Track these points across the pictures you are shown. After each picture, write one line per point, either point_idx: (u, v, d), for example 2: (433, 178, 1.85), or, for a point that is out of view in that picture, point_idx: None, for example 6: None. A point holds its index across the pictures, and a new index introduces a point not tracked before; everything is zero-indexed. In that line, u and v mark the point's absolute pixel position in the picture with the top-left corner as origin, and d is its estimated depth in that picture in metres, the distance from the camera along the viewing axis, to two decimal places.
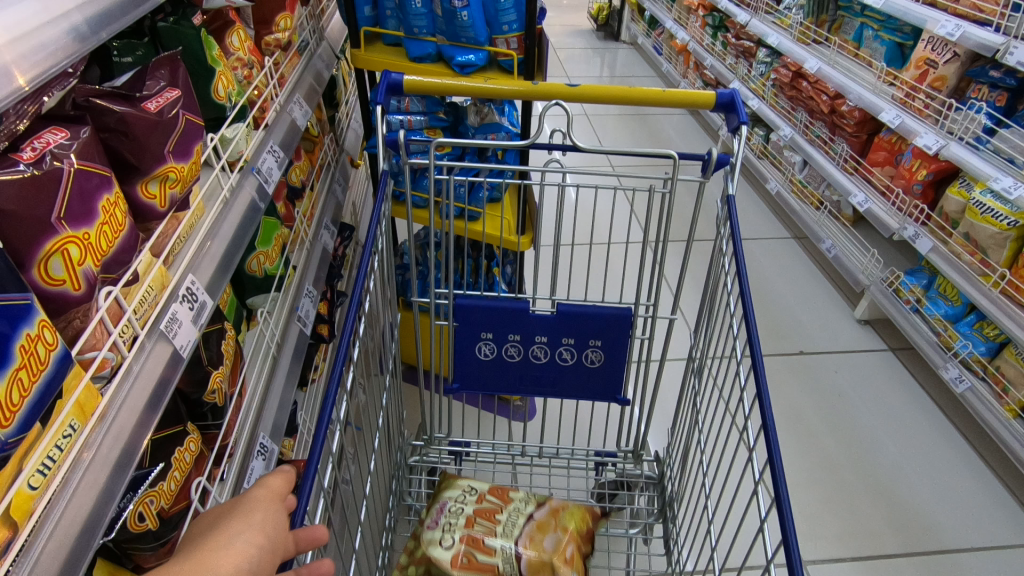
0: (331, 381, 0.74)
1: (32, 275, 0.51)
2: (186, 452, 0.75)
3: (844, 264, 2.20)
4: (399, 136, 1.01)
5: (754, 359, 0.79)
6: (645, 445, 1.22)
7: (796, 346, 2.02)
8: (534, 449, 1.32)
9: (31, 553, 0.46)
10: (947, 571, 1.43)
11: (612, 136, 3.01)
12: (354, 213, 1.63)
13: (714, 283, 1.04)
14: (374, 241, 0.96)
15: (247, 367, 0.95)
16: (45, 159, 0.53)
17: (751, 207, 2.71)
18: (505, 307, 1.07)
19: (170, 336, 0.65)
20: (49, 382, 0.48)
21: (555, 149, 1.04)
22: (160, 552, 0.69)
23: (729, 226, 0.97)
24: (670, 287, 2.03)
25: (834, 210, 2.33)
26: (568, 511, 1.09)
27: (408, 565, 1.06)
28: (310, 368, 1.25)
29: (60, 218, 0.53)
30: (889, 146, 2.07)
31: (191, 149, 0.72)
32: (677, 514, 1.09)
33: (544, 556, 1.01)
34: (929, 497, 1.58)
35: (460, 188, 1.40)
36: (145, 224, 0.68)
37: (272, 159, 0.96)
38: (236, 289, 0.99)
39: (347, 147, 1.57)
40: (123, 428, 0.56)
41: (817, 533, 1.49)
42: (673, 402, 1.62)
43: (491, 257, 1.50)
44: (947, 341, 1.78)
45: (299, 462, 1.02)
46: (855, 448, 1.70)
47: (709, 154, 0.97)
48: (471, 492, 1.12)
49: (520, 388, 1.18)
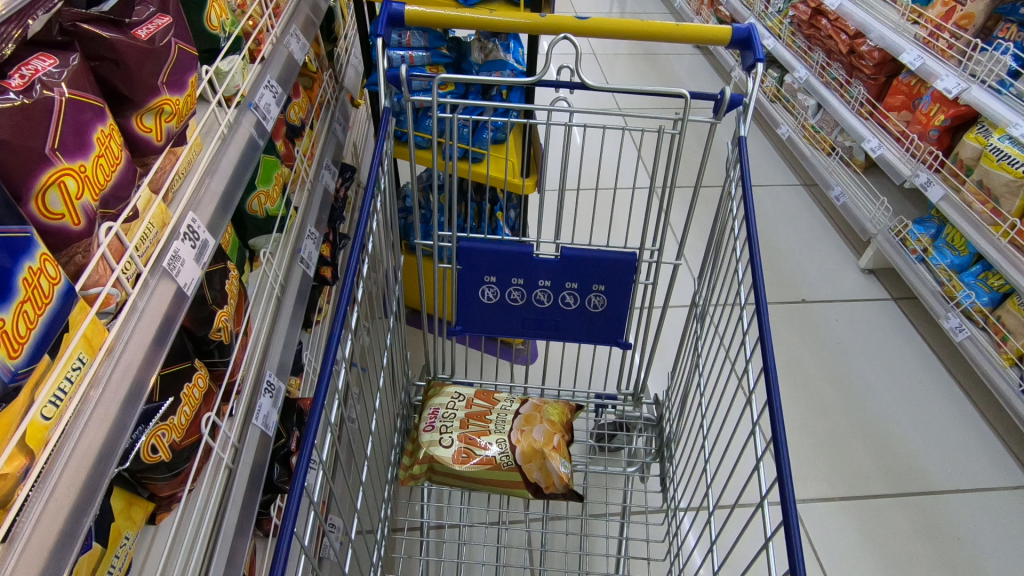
0: (335, 321, 0.75)
1: (29, 208, 0.50)
2: (195, 387, 0.77)
3: (852, 212, 2.17)
4: (400, 72, 0.96)
5: (758, 304, 0.79)
6: (644, 388, 1.24)
7: (799, 294, 2.02)
8: (535, 390, 1.35)
9: (48, 480, 0.48)
10: (931, 511, 1.48)
11: (620, 78, 2.91)
12: (356, 154, 1.59)
13: (720, 229, 1.03)
14: (376, 182, 0.94)
15: (251, 308, 0.96)
16: (35, 88, 0.51)
17: (760, 153, 2.64)
18: (508, 251, 1.06)
19: (173, 274, 0.65)
20: (55, 316, 0.48)
21: (562, 87, 1.00)
22: (174, 481, 0.72)
23: (740, 170, 0.94)
24: (675, 233, 2.01)
25: (845, 157, 2.27)
26: (551, 407, 1.15)
27: (411, 466, 1.11)
28: (315, 310, 1.25)
29: (54, 148, 0.51)
30: (908, 90, 2.00)
31: (185, 81, 0.70)
32: (674, 454, 1.12)
33: (535, 446, 1.08)
34: (920, 442, 1.62)
35: (463, 128, 1.35)
36: (143, 158, 0.67)
37: (270, 94, 0.92)
38: (238, 229, 0.98)
39: (347, 85, 1.52)
40: (131, 364, 0.57)
41: (808, 474, 1.54)
42: (674, 348, 1.64)
43: (494, 201, 1.48)
44: (950, 291, 1.78)
45: (306, 400, 1.04)
46: (850, 395, 1.73)
47: (722, 93, 0.92)
48: (461, 398, 1.17)
49: (522, 332, 1.19)
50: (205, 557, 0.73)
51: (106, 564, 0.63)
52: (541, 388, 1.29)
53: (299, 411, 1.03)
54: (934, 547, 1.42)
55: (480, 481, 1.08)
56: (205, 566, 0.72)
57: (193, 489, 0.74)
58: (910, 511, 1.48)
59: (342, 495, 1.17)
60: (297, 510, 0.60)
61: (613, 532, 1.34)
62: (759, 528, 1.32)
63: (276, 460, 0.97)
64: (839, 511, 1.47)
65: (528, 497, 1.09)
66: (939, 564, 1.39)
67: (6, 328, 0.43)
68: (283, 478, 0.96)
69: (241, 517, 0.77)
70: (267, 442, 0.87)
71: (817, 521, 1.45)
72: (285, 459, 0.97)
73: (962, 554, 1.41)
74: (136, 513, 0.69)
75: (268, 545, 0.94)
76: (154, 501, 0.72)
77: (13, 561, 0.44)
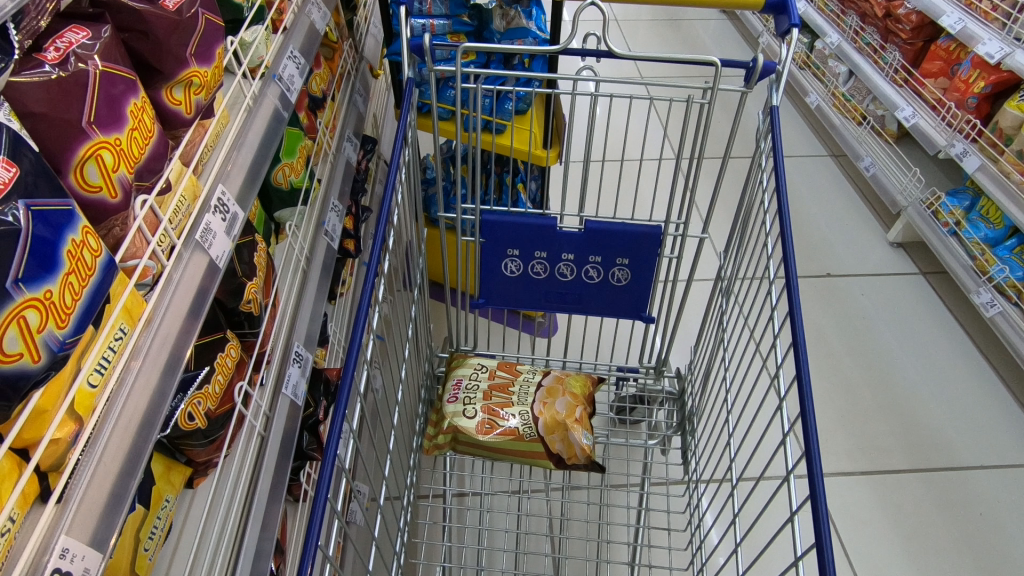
0: (363, 295, 0.75)
1: (69, 181, 0.51)
2: (228, 356, 0.79)
3: (882, 183, 2.11)
4: (422, 41, 0.94)
5: (789, 278, 0.78)
6: (666, 362, 1.23)
7: (824, 268, 1.98)
8: (559, 362, 1.35)
9: (97, 444, 0.50)
10: (954, 487, 1.47)
11: (644, 45, 2.83)
12: (376, 126, 1.58)
13: (749, 202, 1.01)
14: (400, 156, 0.94)
15: (278, 280, 0.97)
16: (69, 61, 0.52)
17: (788, 122, 2.57)
18: (531, 224, 1.05)
19: (206, 247, 0.65)
20: (98, 287, 0.49)
21: (588, 56, 0.96)
22: (210, 448, 0.74)
23: (772, 141, 0.91)
24: (699, 206, 1.98)
25: (877, 126, 2.19)
26: (573, 379, 1.16)
27: (436, 436, 1.13)
28: (339, 282, 1.26)
29: (91, 122, 0.52)
30: (946, 55, 1.92)
31: (212, 53, 0.70)
32: (696, 428, 1.13)
33: (558, 417, 1.09)
34: (945, 418, 1.60)
35: (485, 98, 1.33)
36: (173, 131, 0.67)
37: (293, 65, 0.91)
38: (264, 203, 0.99)
39: (367, 55, 1.50)
40: (169, 334, 0.58)
41: (830, 448, 1.54)
42: (696, 323, 1.63)
43: (516, 173, 1.46)
44: (982, 266, 1.73)
45: (333, 371, 1.06)
46: (875, 371, 1.71)
47: (754, 61, 0.88)
48: (483, 369, 1.18)
49: (544, 305, 1.19)
50: (241, 520, 0.75)
51: (150, 525, 0.66)
52: (563, 361, 1.29)
53: (326, 381, 1.05)
54: (956, 523, 1.42)
55: (502, 451, 1.10)
56: (241, 528, 0.75)
57: (228, 455, 0.77)
58: (933, 486, 1.47)
59: (368, 463, 1.20)
60: (330, 480, 0.61)
61: (634, 502, 1.36)
62: (781, 502, 1.33)
63: (305, 428, 0.99)
64: (861, 486, 1.47)
65: (550, 467, 1.11)
66: (960, 538, 1.39)
67: (53, 299, 0.45)
68: (313, 446, 0.98)
69: (273, 483, 0.80)
70: (296, 412, 0.88)
71: (838, 495, 1.45)
72: (314, 428, 0.99)
73: (984, 530, 1.41)
74: (175, 477, 0.72)
75: (300, 510, 0.97)
76: (191, 467, 0.74)
77: (68, 521, 0.47)
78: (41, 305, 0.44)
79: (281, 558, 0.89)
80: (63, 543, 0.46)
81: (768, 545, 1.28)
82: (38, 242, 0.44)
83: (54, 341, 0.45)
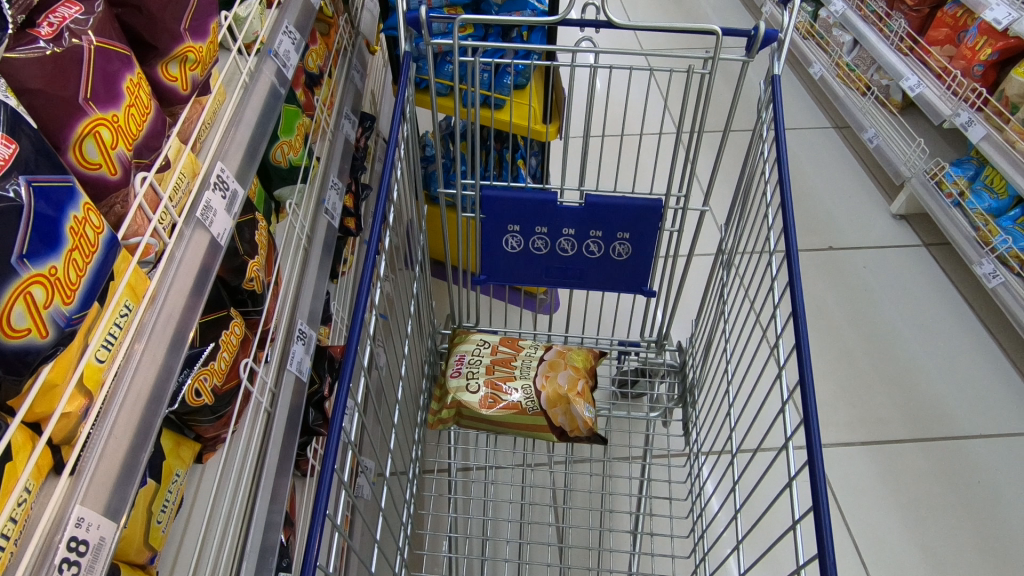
0: (364, 271, 0.75)
1: (69, 158, 0.51)
2: (233, 334, 0.80)
3: (886, 155, 2.08)
4: (418, 13, 0.91)
5: (791, 247, 0.77)
6: (667, 335, 1.23)
7: (827, 242, 1.97)
8: (562, 336, 1.35)
9: (107, 418, 0.51)
10: (953, 456, 1.49)
11: (645, 17, 2.77)
12: (373, 103, 1.57)
13: (750, 173, 1.00)
14: (399, 132, 0.93)
15: (280, 258, 0.97)
16: (64, 36, 0.52)
17: (791, 94, 2.53)
18: (532, 199, 1.04)
19: (207, 225, 0.65)
20: (103, 263, 0.50)
21: (586, 27, 0.95)
22: (217, 424, 0.75)
23: (774, 112, 0.89)
24: (700, 180, 1.96)
25: (881, 96, 2.16)
26: (575, 353, 1.17)
27: (439, 411, 1.14)
28: (341, 261, 1.27)
29: (87, 99, 0.52)
30: (953, 22, 1.89)
31: (206, 28, 0.69)
32: (698, 399, 1.14)
33: (560, 391, 1.10)
34: (946, 389, 1.62)
35: (484, 73, 1.32)
36: (170, 108, 0.67)
37: (289, 40, 0.89)
38: (264, 181, 0.99)
39: (363, 30, 1.47)
40: (174, 311, 0.59)
41: (830, 420, 1.56)
42: (697, 298, 1.65)
43: (517, 148, 1.46)
44: (986, 236, 1.72)
45: (337, 348, 1.07)
46: (878, 343, 1.71)
47: (756, 30, 0.86)
48: (485, 345, 1.19)
49: (547, 280, 1.19)
50: (251, 493, 0.77)
51: (161, 499, 0.68)
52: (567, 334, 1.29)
53: (330, 358, 1.06)
54: (955, 489, 1.44)
55: (504, 424, 1.12)
56: (252, 499, 0.76)
57: (236, 431, 0.78)
58: (933, 456, 1.49)
59: (375, 437, 1.22)
60: (336, 453, 0.62)
61: (635, 473, 1.39)
62: (781, 470, 1.36)
63: (310, 405, 1.00)
64: (861, 456, 1.49)
65: (553, 439, 1.13)
66: (958, 505, 1.42)
67: (59, 275, 0.45)
68: (319, 422, 0.99)
69: (281, 457, 0.81)
70: (302, 388, 0.89)
71: (838, 466, 1.47)
72: (320, 404, 1.01)
73: (981, 496, 1.43)
74: (184, 452, 0.74)
75: (308, 484, 0.99)
76: (199, 442, 0.76)
77: (82, 491, 0.48)
78: (46, 281, 0.45)
79: (291, 529, 0.91)
80: (78, 513, 0.47)
81: (766, 513, 1.32)
82: (40, 219, 0.44)
83: (61, 317, 0.45)
